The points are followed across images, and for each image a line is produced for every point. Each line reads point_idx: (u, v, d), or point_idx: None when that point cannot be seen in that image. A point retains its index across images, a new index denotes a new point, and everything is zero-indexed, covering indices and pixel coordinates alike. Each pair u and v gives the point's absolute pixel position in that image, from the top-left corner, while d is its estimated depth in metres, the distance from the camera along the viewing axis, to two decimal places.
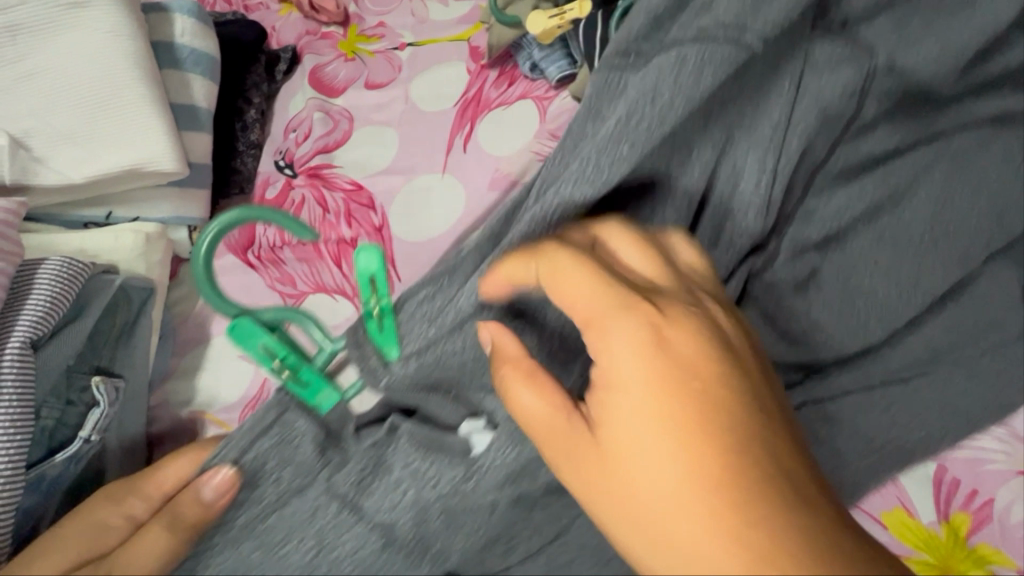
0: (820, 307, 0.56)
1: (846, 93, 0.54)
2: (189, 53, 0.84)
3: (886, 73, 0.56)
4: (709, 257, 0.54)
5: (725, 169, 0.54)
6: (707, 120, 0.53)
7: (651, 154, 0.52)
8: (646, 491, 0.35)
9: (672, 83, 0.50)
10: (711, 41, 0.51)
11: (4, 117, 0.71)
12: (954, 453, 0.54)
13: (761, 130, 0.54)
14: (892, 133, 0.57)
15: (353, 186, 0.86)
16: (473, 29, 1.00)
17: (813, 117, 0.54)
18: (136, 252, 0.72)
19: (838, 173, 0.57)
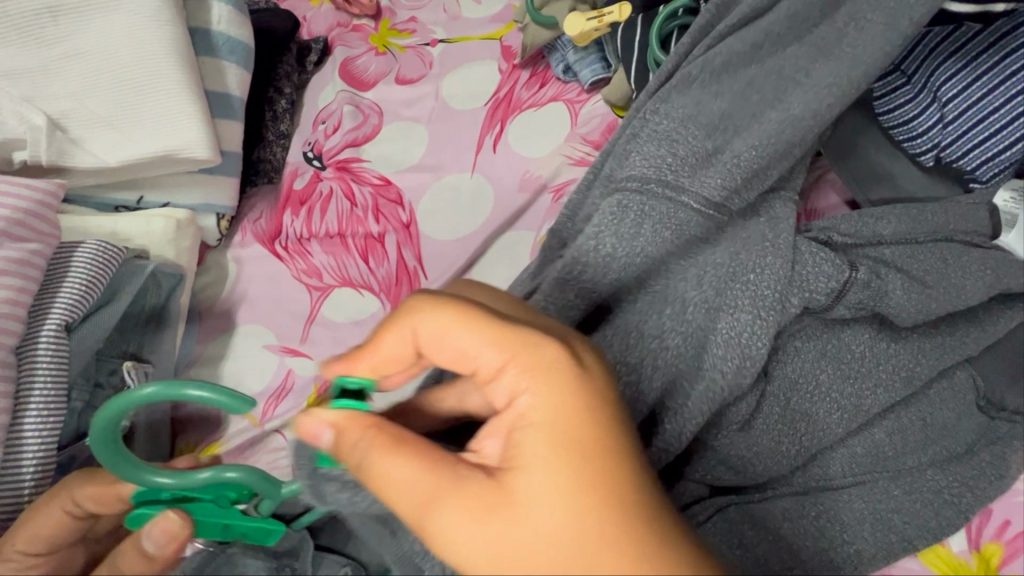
0: (830, 381, 0.54)
1: (832, 254, 0.53)
2: (225, 41, 0.84)
3: (878, 271, 0.54)
4: (733, 384, 0.50)
5: (736, 285, 0.52)
6: (705, 245, 0.55)
7: (650, 286, 0.56)
8: (532, 528, 0.34)
9: (675, 218, 0.55)
10: (706, 188, 0.55)
11: (44, 97, 0.71)
12: (1012, 494, 0.53)
13: (769, 253, 0.52)
14: (908, 298, 0.53)
15: (381, 181, 0.86)
16: (506, 29, 1.00)
17: (810, 282, 0.52)
18: (167, 238, 0.71)
19: (852, 299, 0.53)
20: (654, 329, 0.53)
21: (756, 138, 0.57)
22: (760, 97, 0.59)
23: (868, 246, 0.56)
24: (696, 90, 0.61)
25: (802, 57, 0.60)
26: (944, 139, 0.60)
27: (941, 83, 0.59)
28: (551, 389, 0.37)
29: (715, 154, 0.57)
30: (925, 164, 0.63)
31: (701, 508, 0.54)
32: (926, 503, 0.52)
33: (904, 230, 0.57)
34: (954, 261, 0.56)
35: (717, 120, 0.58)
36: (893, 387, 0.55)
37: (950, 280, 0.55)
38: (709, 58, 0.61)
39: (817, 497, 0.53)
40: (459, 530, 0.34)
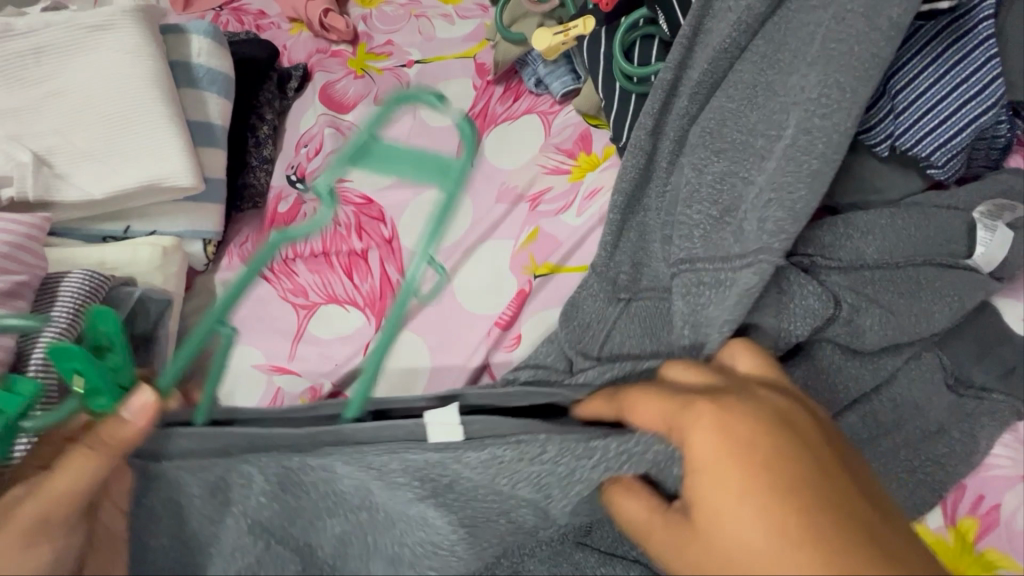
0: (803, 375, 0.55)
1: (821, 289, 0.54)
2: (205, 73, 0.86)
3: (859, 307, 0.55)
4: None
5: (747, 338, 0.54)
6: (712, 287, 0.55)
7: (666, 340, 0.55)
8: (700, 472, 0.39)
9: (696, 291, 0.55)
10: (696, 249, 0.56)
11: (29, 135, 0.74)
12: (989, 470, 0.53)
13: (804, 301, 0.53)
14: (882, 332, 0.55)
15: (364, 200, 0.88)
16: (480, 47, 1.03)
17: (793, 318, 0.53)
18: (154, 265, 0.73)
19: (831, 332, 0.55)
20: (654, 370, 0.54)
21: (767, 181, 0.54)
22: (766, 135, 0.58)
23: (850, 269, 0.57)
24: (701, 151, 0.61)
25: (781, 78, 0.59)
26: (897, 129, 0.61)
27: (890, 78, 0.62)
28: (714, 420, 0.40)
29: (726, 214, 0.57)
30: (881, 156, 0.64)
31: None
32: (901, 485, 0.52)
33: (885, 250, 0.57)
34: (928, 285, 0.56)
35: (721, 179, 0.59)
36: (860, 374, 0.56)
37: (920, 305, 0.56)
38: (705, 122, 0.62)
39: None
40: (716, 485, 0.38)
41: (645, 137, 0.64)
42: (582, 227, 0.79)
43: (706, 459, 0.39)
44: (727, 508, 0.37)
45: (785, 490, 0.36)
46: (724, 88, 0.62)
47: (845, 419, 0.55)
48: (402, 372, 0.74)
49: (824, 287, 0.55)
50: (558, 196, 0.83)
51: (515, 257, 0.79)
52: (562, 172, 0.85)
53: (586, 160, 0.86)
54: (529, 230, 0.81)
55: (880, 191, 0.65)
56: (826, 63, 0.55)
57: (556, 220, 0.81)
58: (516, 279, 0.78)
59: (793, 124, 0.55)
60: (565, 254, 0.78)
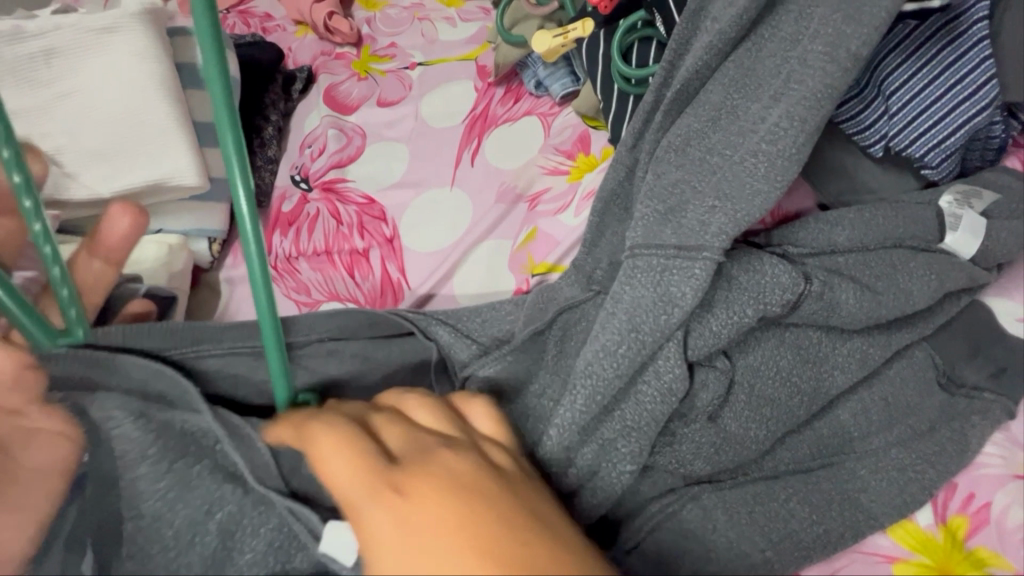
0: (789, 365, 0.55)
1: (789, 266, 0.54)
2: (211, 74, 0.88)
3: (831, 282, 0.54)
4: (666, 391, 0.52)
5: (713, 316, 0.53)
6: (677, 266, 0.53)
7: (634, 334, 0.52)
8: (391, 525, 0.37)
9: (644, 270, 0.54)
10: (661, 238, 0.55)
11: (40, 136, 0.76)
12: (979, 467, 0.54)
13: (769, 287, 0.53)
14: (860, 304, 0.54)
15: (366, 200, 0.90)
16: (481, 49, 1.04)
17: (765, 295, 0.53)
18: (159, 262, 0.75)
19: (806, 310, 0.54)
20: (606, 356, 0.52)
21: (713, 189, 0.56)
22: (722, 154, 0.58)
23: (823, 255, 0.57)
24: (664, 164, 0.60)
25: (768, 71, 0.59)
26: (891, 129, 0.61)
27: (883, 79, 0.62)
28: (436, 476, 0.39)
29: (671, 213, 0.56)
30: (875, 156, 0.64)
31: (675, 498, 0.53)
32: (893, 482, 0.52)
33: (856, 237, 0.58)
34: (902, 267, 0.56)
35: (673, 185, 0.58)
36: (849, 368, 0.56)
37: (900, 286, 0.55)
38: (669, 140, 0.61)
39: (787, 481, 0.54)
40: (430, 522, 0.36)
41: (632, 150, 0.66)
42: (579, 227, 0.80)
43: (385, 532, 0.37)
44: (433, 543, 0.35)
45: (478, 521, 0.36)
46: (692, 109, 0.62)
47: (835, 416, 0.56)
48: None
49: (794, 265, 0.55)
50: (556, 196, 0.84)
51: (514, 256, 0.80)
52: (561, 173, 0.86)
53: (585, 160, 0.87)
54: (528, 229, 0.82)
55: (873, 191, 0.66)
56: (816, 60, 0.55)
57: (553, 219, 0.82)
58: (514, 278, 0.79)
59: (782, 111, 0.56)
60: (562, 253, 0.78)
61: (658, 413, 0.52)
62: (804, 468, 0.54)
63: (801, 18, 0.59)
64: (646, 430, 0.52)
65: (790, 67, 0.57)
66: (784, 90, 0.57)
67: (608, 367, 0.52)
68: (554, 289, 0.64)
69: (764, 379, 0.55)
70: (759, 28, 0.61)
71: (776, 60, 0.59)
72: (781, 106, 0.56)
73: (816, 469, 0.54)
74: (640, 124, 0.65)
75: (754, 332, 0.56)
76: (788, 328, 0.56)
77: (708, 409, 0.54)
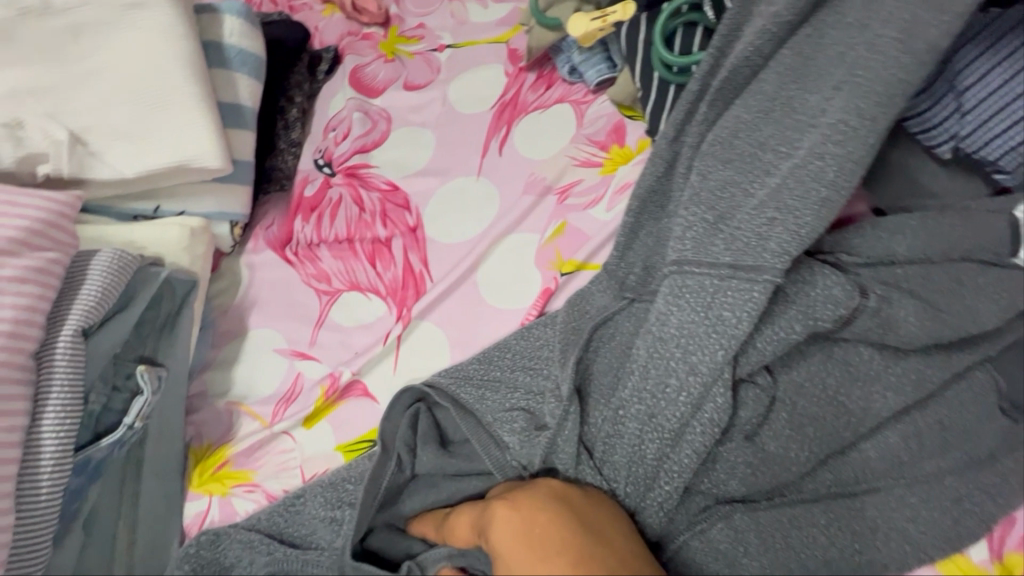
0: (837, 384, 0.51)
1: (842, 278, 0.50)
2: (237, 53, 0.86)
3: (888, 297, 0.50)
4: (714, 423, 0.50)
5: (760, 337, 0.50)
6: (730, 289, 0.50)
7: (686, 370, 0.50)
8: None
9: (692, 292, 0.51)
10: (712, 255, 0.51)
11: (65, 112, 0.75)
12: None
13: (820, 303, 0.50)
14: (920, 325, 0.50)
15: (389, 186, 0.87)
16: (513, 32, 1.00)
17: (816, 310, 0.50)
18: (181, 245, 0.74)
19: (859, 326, 0.50)
20: (656, 386, 0.51)
21: (770, 198, 0.51)
22: (776, 150, 0.54)
23: (880, 266, 0.53)
24: (710, 159, 0.56)
25: (831, 60, 0.54)
26: (962, 129, 0.56)
27: (957, 73, 0.56)
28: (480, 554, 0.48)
29: (720, 220, 0.53)
30: (942, 157, 0.59)
31: (706, 517, 0.51)
32: (945, 513, 0.49)
33: (918, 247, 0.53)
34: (970, 283, 0.52)
35: (721, 188, 0.54)
36: (905, 390, 0.51)
37: (964, 304, 0.51)
38: (716, 132, 0.57)
39: (827, 505, 0.50)
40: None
41: (674, 143, 0.62)
42: (611, 222, 0.76)
43: None
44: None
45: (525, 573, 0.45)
46: (743, 99, 0.57)
47: (888, 439, 0.51)
48: (420, 361, 0.73)
49: (848, 276, 0.51)
50: (588, 189, 0.81)
51: (541, 251, 0.77)
52: (593, 164, 0.82)
53: (619, 152, 0.83)
54: (557, 223, 0.78)
55: (937, 198, 0.59)
56: (883, 50, 0.51)
57: (583, 214, 0.78)
58: (541, 275, 0.75)
59: (841, 104, 0.51)
60: (592, 249, 0.75)
61: (700, 445, 0.50)
62: (847, 492, 0.51)
63: (870, 3, 0.53)
64: (686, 463, 0.50)
65: (853, 58, 0.52)
66: (848, 79, 0.52)
67: (654, 401, 0.51)
68: (584, 296, 0.62)
69: (810, 398, 0.51)
70: (820, 14, 0.56)
71: (840, 48, 0.54)
72: (844, 99, 0.51)
73: (861, 494, 0.51)
74: (683, 117, 0.62)
75: (801, 347, 0.52)
76: (840, 344, 0.52)
77: (747, 431, 0.51)
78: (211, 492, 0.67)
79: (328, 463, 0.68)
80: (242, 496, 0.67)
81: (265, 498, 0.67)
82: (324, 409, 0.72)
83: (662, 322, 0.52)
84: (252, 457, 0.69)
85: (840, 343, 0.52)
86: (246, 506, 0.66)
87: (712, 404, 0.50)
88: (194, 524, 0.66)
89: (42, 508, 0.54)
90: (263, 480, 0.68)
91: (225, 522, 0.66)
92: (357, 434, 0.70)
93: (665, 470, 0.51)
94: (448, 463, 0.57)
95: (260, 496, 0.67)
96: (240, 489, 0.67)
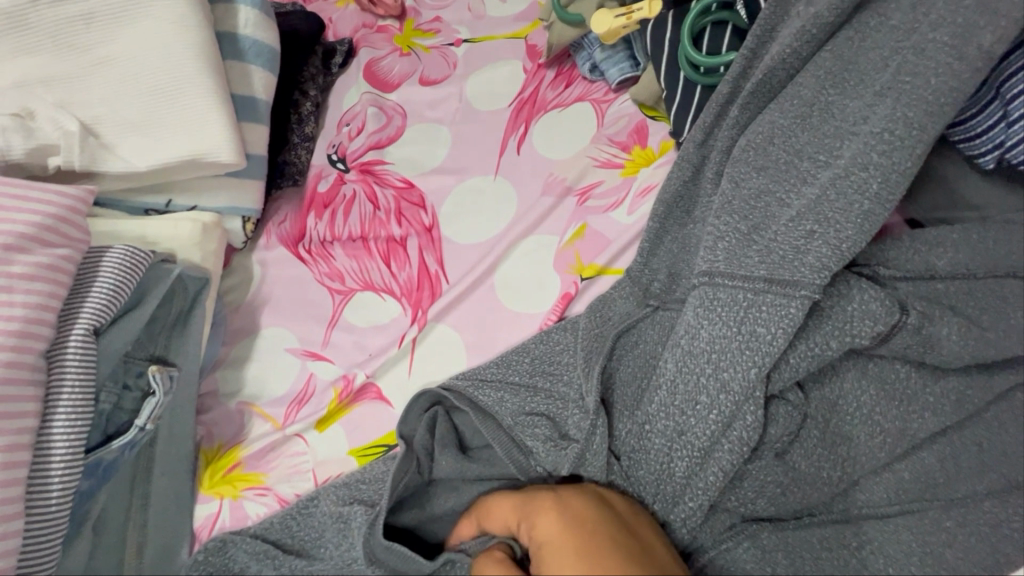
0: (872, 402, 0.50)
1: (881, 292, 0.48)
2: (251, 45, 0.84)
3: (930, 313, 0.48)
4: (743, 444, 0.48)
5: (794, 354, 0.48)
6: (762, 305, 0.48)
7: (716, 386, 0.48)
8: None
9: (723, 305, 0.49)
10: (746, 265, 0.49)
11: (77, 103, 0.73)
12: None
13: (860, 319, 0.47)
14: (963, 343, 0.48)
15: (404, 184, 0.85)
16: (532, 27, 0.98)
17: (853, 326, 0.47)
18: (193, 241, 0.72)
19: (898, 343, 0.48)
20: (683, 401, 0.49)
21: (807, 207, 0.49)
22: (813, 158, 0.52)
23: (920, 281, 0.51)
24: (742, 165, 0.54)
25: (873, 64, 0.52)
26: (1009, 140, 0.54)
27: (1006, 79, 0.54)
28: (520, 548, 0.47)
29: (755, 231, 0.51)
30: (985, 168, 0.56)
31: (731, 535, 0.49)
32: (983, 539, 0.47)
33: (959, 261, 0.51)
34: (1015, 300, 0.50)
35: (755, 198, 0.52)
36: (941, 410, 0.49)
37: (1009, 322, 0.49)
38: (748, 138, 0.55)
39: (858, 526, 0.49)
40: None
41: (702, 148, 0.60)
42: (634, 227, 0.74)
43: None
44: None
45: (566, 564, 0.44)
46: (777, 103, 0.55)
47: (922, 461, 0.50)
48: (435, 364, 0.72)
49: (886, 291, 0.48)
50: (609, 191, 0.78)
51: (561, 255, 0.75)
52: (614, 166, 0.80)
53: (641, 153, 0.81)
54: (577, 226, 0.76)
55: (977, 209, 0.58)
56: (931, 56, 0.48)
57: (604, 217, 0.76)
58: (560, 279, 0.74)
59: (885, 112, 0.49)
60: (613, 254, 0.73)
61: (729, 463, 0.48)
62: (880, 514, 0.50)
63: (917, 6, 0.51)
64: (713, 481, 0.48)
65: (898, 64, 0.50)
66: (893, 84, 0.50)
67: (682, 417, 0.49)
68: (606, 302, 0.60)
69: (843, 416, 0.50)
70: (862, 16, 0.54)
71: (884, 52, 0.52)
72: (888, 106, 0.49)
73: (894, 516, 0.49)
74: (713, 119, 0.60)
75: (835, 363, 0.50)
76: (876, 361, 0.50)
77: (777, 449, 0.50)
78: (222, 495, 0.66)
79: (341, 466, 0.67)
80: (254, 500, 0.66)
81: (277, 503, 0.66)
82: (337, 411, 0.70)
83: (691, 334, 0.50)
84: (264, 460, 0.68)
85: (877, 359, 0.50)
86: (258, 510, 0.65)
87: (742, 424, 0.48)
88: (205, 527, 0.65)
89: (51, 511, 0.53)
90: (275, 484, 0.67)
91: (237, 525, 0.65)
92: (371, 438, 0.68)
93: (691, 488, 0.49)
94: (466, 474, 0.56)
95: (272, 500, 0.66)
96: (252, 492, 0.66)
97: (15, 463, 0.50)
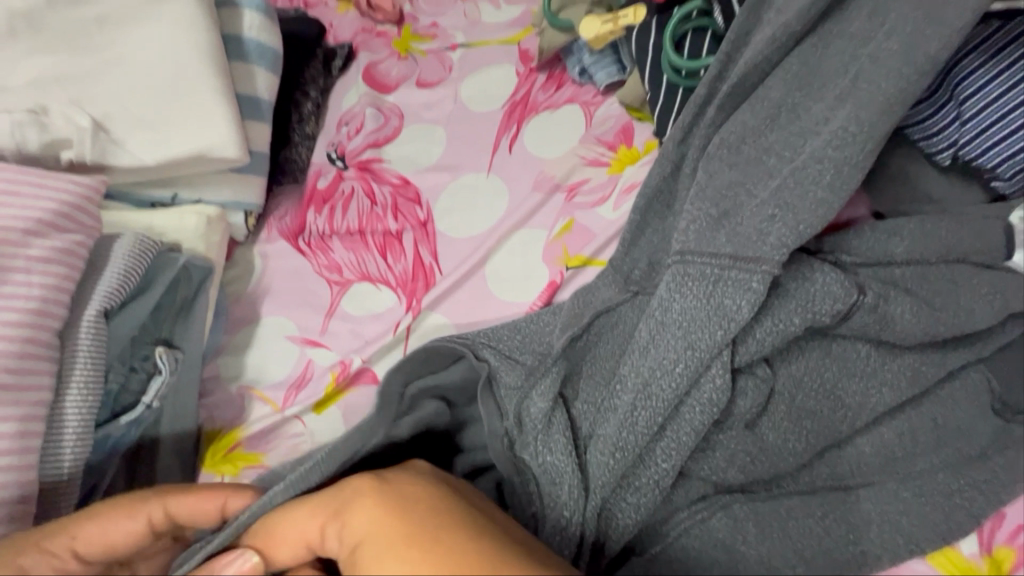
0: (834, 379, 0.53)
1: (841, 275, 0.51)
2: (255, 47, 0.88)
3: (885, 295, 0.51)
4: (711, 403, 0.51)
5: (759, 329, 0.52)
6: (730, 283, 0.51)
7: (684, 344, 0.51)
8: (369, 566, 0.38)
9: (695, 281, 0.52)
10: (715, 246, 0.53)
11: (88, 100, 0.76)
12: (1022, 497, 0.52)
13: (822, 299, 0.51)
14: (915, 321, 0.52)
15: (401, 180, 0.89)
16: (525, 33, 1.02)
17: (815, 304, 0.51)
18: (198, 233, 0.76)
19: (856, 322, 0.52)
20: (656, 361, 0.52)
21: (773, 197, 0.53)
22: (780, 155, 0.55)
23: (879, 266, 0.55)
24: (716, 161, 0.58)
25: (834, 68, 0.56)
26: (961, 137, 0.58)
27: (959, 81, 0.58)
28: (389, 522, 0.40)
29: (725, 218, 0.54)
30: (942, 164, 0.61)
31: (705, 506, 0.52)
32: (937, 507, 0.51)
33: (915, 248, 0.55)
34: (964, 283, 0.54)
35: (727, 187, 0.56)
36: (898, 386, 0.53)
37: (959, 303, 0.53)
38: (722, 136, 0.59)
39: (824, 497, 0.52)
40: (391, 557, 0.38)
41: (680, 146, 0.63)
42: (617, 221, 0.78)
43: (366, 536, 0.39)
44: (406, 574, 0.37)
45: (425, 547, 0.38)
46: (748, 105, 0.59)
47: (880, 433, 0.54)
48: None
49: (846, 275, 0.52)
50: (596, 187, 0.82)
51: (549, 248, 0.79)
52: (601, 164, 0.84)
53: (627, 153, 0.85)
54: (564, 221, 0.80)
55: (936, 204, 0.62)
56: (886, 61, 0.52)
57: (590, 212, 0.80)
58: (547, 269, 0.77)
59: (846, 113, 0.53)
60: (597, 247, 0.77)
61: (699, 423, 0.51)
62: (843, 484, 0.53)
63: (874, 15, 0.55)
64: (684, 440, 0.51)
65: (857, 70, 0.54)
66: (851, 91, 0.54)
67: (654, 376, 0.52)
68: (590, 289, 0.62)
69: (807, 392, 0.53)
70: (827, 23, 0.58)
71: (845, 58, 0.56)
72: (848, 107, 0.53)
73: (855, 486, 0.53)
74: (691, 117, 0.63)
75: (799, 342, 0.54)
76: (837, 342, 0.54)
77: (747, 421, 0.53)
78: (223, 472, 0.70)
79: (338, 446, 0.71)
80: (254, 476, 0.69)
81: None
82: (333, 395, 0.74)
83: (664, 304, 0.53)
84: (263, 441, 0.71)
85: (837, 339, 0.54)
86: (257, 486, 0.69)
87: (713, 387, 0.51)
88: None
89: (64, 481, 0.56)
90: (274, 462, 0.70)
91: None
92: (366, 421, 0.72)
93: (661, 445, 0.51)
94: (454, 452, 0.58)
95: None
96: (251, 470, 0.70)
97: (31, 433, 0.54)
